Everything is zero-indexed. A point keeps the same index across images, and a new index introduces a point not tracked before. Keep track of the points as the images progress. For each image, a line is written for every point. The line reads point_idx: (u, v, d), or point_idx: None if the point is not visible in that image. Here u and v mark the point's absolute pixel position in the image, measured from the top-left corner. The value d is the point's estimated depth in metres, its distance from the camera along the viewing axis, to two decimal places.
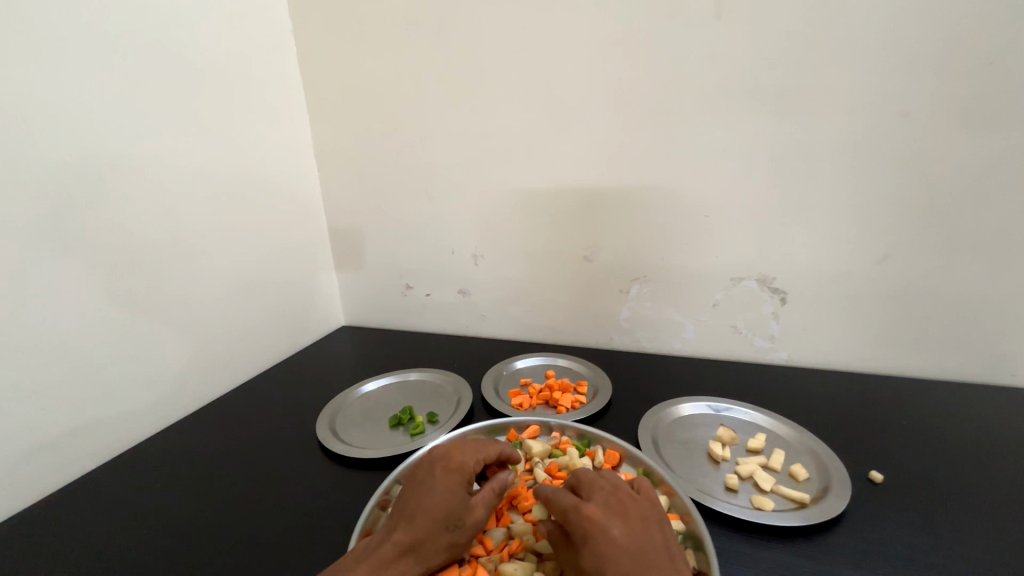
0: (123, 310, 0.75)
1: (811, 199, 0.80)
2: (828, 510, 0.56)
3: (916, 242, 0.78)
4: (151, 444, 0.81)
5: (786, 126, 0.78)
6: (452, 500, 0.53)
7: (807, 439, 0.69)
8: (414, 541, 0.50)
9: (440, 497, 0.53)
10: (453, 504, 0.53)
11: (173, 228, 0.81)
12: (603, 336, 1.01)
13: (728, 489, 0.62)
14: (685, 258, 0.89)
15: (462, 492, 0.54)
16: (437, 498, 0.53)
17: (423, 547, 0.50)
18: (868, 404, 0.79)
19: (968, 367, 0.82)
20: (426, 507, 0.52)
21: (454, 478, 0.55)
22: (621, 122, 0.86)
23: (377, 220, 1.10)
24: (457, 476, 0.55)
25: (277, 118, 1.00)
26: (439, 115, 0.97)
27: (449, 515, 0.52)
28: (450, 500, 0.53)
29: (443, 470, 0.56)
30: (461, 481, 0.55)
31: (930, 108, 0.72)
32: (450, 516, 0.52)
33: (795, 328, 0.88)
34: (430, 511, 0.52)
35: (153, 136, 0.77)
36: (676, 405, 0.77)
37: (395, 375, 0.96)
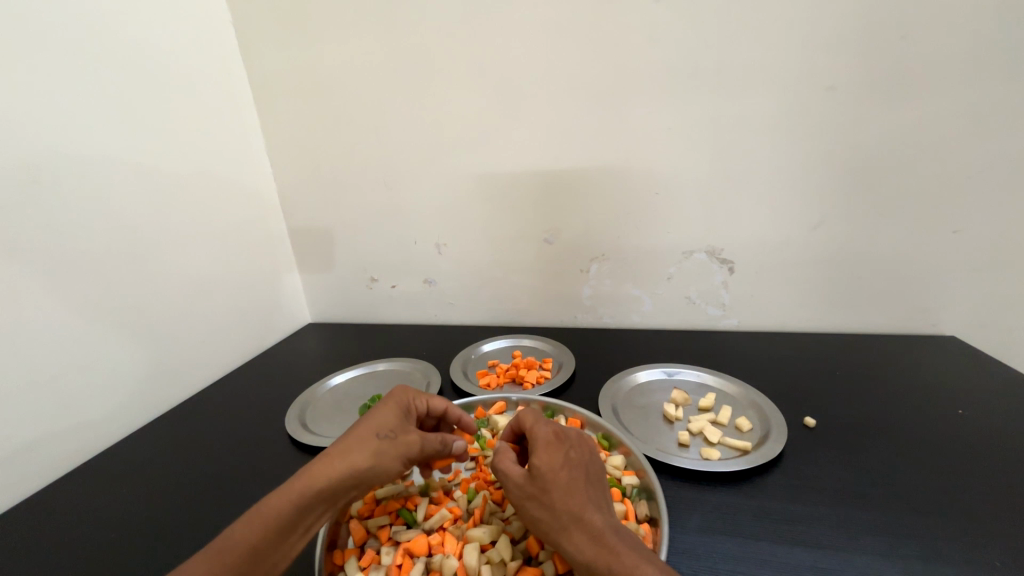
0: (75, 318, 0.72)
1: (751, 172, 0.85)
2: (767, 454, 0.62)
3: (844, 208, 0.84)
4: (114, 453, 0.79)
5: (725, 103, 0.82)
6: (384, 419, 0.54)
7: (751, 393, 0.74)
8: (341, 448, 0.51)
9: (378, 415, 0.55)
10: (386, 421, 0.54)
11: (125, 230, 0.78)
12: (567, 315, 1.05)
13: (680, 444, 0.66)
14: (639, 235, 0.93)
15: (398, 415, 0.56)
16: (371, 418, 0.55)
17: (344, 452, 0.50)
18: (808, 360, 0.86)
19: (894, 320, 0.90)
20: (360, 425, 0.54)
21: (394, 403, 0.57)
22: (574, 106, 0.88)
23: (337, 215, 1.09)
24: (395, 403, 0.57)
25: (225, 112, 0.97)
26: (395, 104, 0.96)
27: (381, 429, 0.53)
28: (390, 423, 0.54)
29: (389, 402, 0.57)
30: (399, 405, 0.57)
31: (851, 83, 0.77)
32: (380, 430, 0.53)
33: (742, 295, 0.94)
34: (362, 425, 0.53)
35: (96, 138, 0.74)
36: (633, 373, 0.81)
37: (364, 366, 0.96)
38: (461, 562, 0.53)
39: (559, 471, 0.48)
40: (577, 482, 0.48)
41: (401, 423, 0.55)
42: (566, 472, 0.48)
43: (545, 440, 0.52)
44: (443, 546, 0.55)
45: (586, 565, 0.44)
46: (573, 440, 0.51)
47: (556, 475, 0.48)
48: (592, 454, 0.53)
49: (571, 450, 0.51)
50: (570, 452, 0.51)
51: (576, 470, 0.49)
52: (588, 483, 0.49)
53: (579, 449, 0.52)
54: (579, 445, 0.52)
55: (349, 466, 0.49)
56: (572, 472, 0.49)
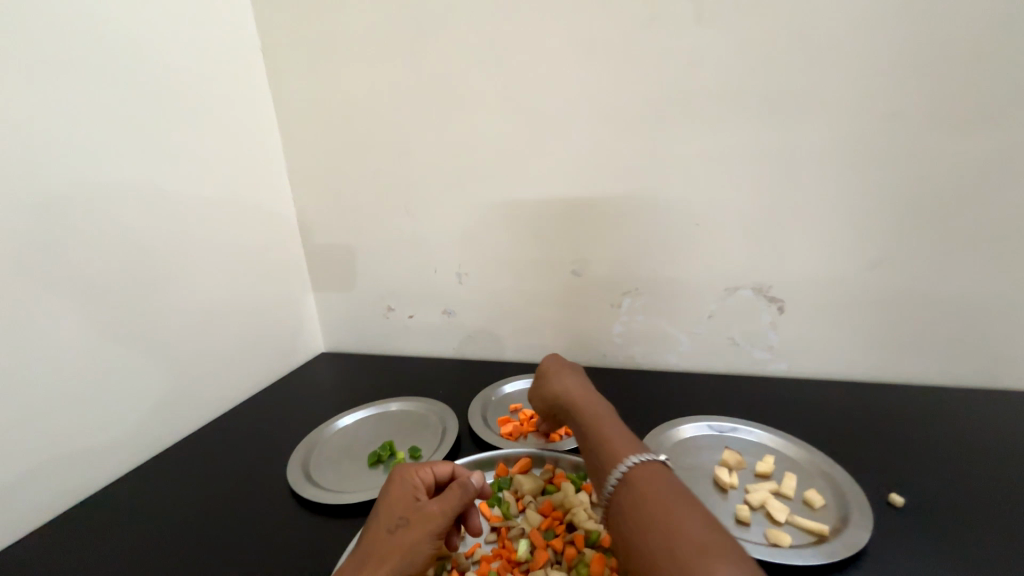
0: (74, 347, 0.68)
1: (805, 204, 0.77)
2: (853, 543, 0.51)
3: (914, 245, 0.75)
4: (105, 496, 0.72)
5: (775, 129, 0.75)
6: (393, 506, 0.50)
7: (818, 460, 0.64)
8: (362, 555, 0.46)
9: (387, 501, 0.51)
10: (397, 509, 0.50)
11: (134, 254, 0.75)
12: (596, 354, 0.96)
13: (740, 522, 0.56)
14: (677, 268, 0.86)
15: (406, 498, 0.51)
16: (381, 508, 0.51)
17: (368, 559, 0.46)
18: (878, 417, 0.75)
19: (975, 373, 0.79)
20: (373, 521, 0.50)
21: (401, 479, 0.53)
22: (607, 131, 0.83)
23: (357, 241, 1.04)
24: (399, 481, 0.53)
25: (246, 134, 0.95)
26: (419, 128, 0.92)
27: (395, 519, 0.49)
28: (400, 513, 0.50)
29: (389, 498, 0.51)
30: (405, 482, 0.53)
31: (920, 108, 0.70)
32: (391, 523, 0.49)
33: (795, 338, 0.84)
34: (375, 521, 0.49)
35: (112, 162, 0.71)
36: (676, 427, 0.72)
37: (375, 406, 0.89)
38: None
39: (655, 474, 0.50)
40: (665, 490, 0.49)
41: (412, 506, 0.50)
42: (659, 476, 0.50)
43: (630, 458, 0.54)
44: None
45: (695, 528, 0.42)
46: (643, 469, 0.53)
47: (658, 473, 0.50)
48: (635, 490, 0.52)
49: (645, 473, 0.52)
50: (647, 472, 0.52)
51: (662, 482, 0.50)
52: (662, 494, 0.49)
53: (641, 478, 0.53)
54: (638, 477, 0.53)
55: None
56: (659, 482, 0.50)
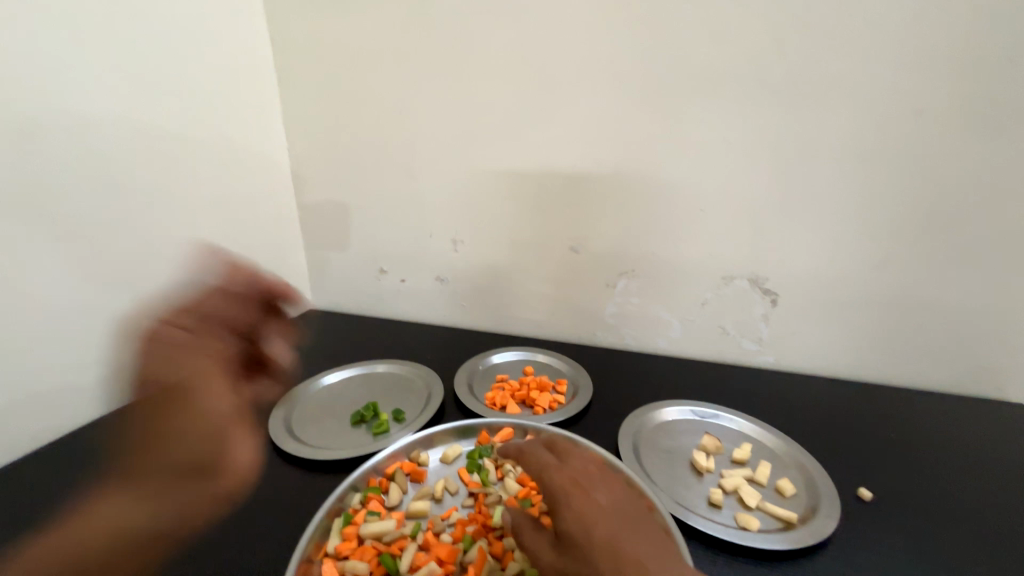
0: (52, 285, 0.66)
1: (811, 198, 0.76)
2: (818, 531, 0.53)
3: (914, 249, 0.74)
4: (84, 436, 0.72)
5: (791, 118, 0.73)
6: (179, 400, 0.52)
7: (794, 452, 0.66)
8: (168, 456, 0.50)
9: (173, 393, 0.52)
10: (183, 404, 0.52)
11: (117, 195, 0.72)
12: (586, 332, 0.96)
13: (712, 504, 0.58)
14: (676, 253, 0.85)
15: (186, 390, 0.53)
16: (180, 405, 0.52)
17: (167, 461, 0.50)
18: (854, 415, 0.77)
19: (954, 379, 0.80)
20: (165, 417, 0.52)
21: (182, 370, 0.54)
22: (618, 105, 0.79)
23: (352, 199, 1.01)
24: (183, 370, 0.54)
25: (241, 75, 0.90)
26: (424, 84, 0.88)
27: (184, 411, 0.52)
28: (183, 401, 0.52)
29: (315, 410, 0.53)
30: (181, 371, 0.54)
31: (942, 109, 0.68)
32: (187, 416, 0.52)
33: (784, 332, 0.84)
34: (173, 418, 0.52)
35: (93, 92, 0.67)
36: (659, 409, 0.72)
37: (361, 366, 0.89)
38: None
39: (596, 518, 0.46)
40: (618, 525, 0.46)
41: (200, 394, 0.53)
42: (598, 519, 0.46)
43: (562, 490, 0.49)
44: None
45: None
46: (595, 487, 0.50)
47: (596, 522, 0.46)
48: (616, 492, 0.51)
49: (597, 496, 0.49)
50: (596, 497, 0.49)
51: (609, 517, 0.47)
52: (626, 521, 0.47)
53: (606, 491, 0.50)
54: (604, 487, 0.51)
55: (181, 471, 0.51)
56: (608, 518, 0.47)
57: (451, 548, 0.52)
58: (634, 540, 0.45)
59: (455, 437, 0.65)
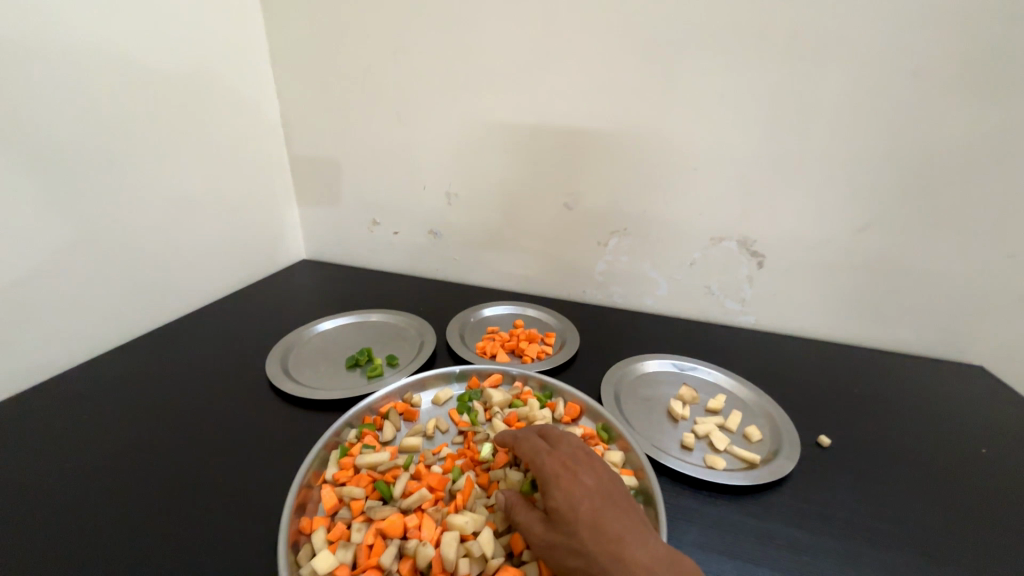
0: (41, 223, 0.65)
1: (807, 160, 0.76)
2: (778, 471, 0.58)
3: (901, 215, 0.76)
4: (78, 373, 0.73)
5: (795, 74, 0.71)
6: None
7: (764, 402, 0.70)
8: None
9: None
10: None
11: (99, 130, 0.69)
12: (576, 289, 0.98)
13: (684, 447, 0.62)
14: (668, 213, 0.85)
15: None
16: None
17: None
18: (825, 372, 0.81)
19: (923, 342, 0.84)
20: None
21: None
22: (621, 54, 0.77)
23: (344, 146, 0.99)
24: None
25: (222, 6, 0.84)
26: (419, 25, 0.84)
27: None
28: None
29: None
30: None
31: (946, 70, 0.67)
32: None
33: (767, 293, 0.87)
34: None
35: (67, 16, 0.63)
36: (641, 361, 0.76)
37: (355, 315, 0.91)
38: (437, 551, 0.48)
39: (581, 501, 0.44)
40: (605, 510, 0.43)
41: None
42: (585, 502, 0.44)
43: (550, 473, 0.47)
44: (420, 530, 0.49)
45: None
46: (585, 471, 0.47)
47: (581, 508, 0.43)
48: (608, 472, 0.48)
49: (585, 478, 0.46)
50: (585, 480, 0.46)
51: (599, 501, 0.44)
52: (617, 508, 0.44)
53: (596, 474, 0.47)
54: (591, 468, 0.48)
55: None
56: (596, 501, 0.44)
57: (442, 477, 0.55)
58: (621, 520, 0.43)
59: (447, 381, 0.70)
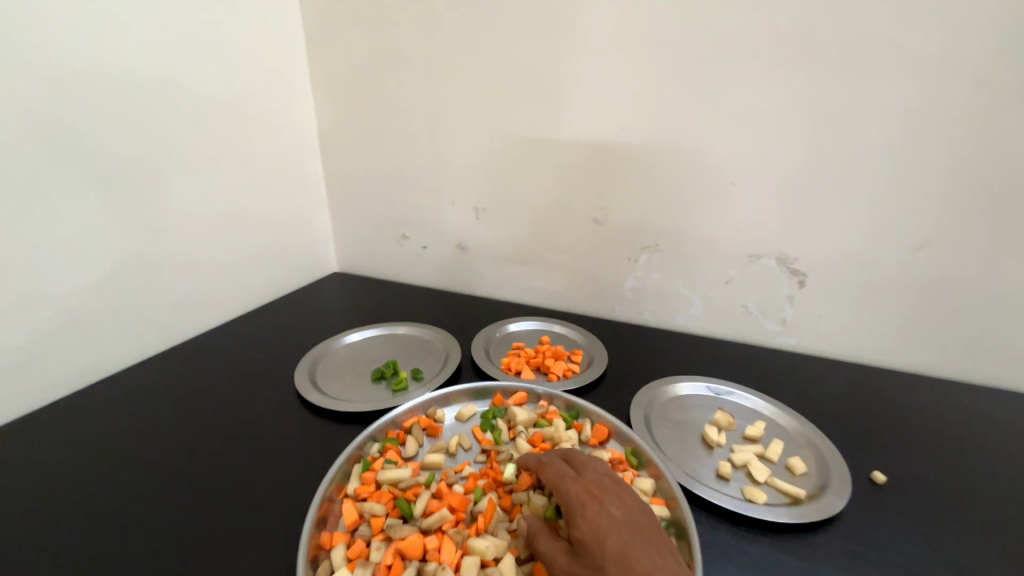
0: (91, 235, 0.70)
1: (851, 174, 0.72)
2: (826, 509, 0.53)
3: (960, 232, 0.70)
4: (123, 379, 0.77)
5: (836, 85, 0.68)
6: None
7: (808, 431, 0.65)
8: None
9: None
10: None
11: (148, 149, 0.74)
12: (604, 306, 0.96)
13: (719, 477, 0.58)
14: (701, 229, 0.83)
15: None
16: None
17: None
18: (877, 402, 0.75)
19: (990, 371, 0.77)
20: None
21: None
22: (650, 70, 0.76)
23: (376, 162, 1.02)
24: None
25: (267, 35, 0.90)
26: (450, 46, 0.87)
27: None
28: None
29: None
30: None
31: (1008, 78, 0.62)
32: None
33: (809, 314, 0.82)
34: None
35: (126, 48, 0.69)
36: (672, 383, 0.73)
37: (383, 327, 0.92)
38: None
39: (609, 533, 0.41)
40: (634, 545, 0.41)
41: None
42: (612, 534, 0.41)
43: (575, 501, 0.45)
44: (439, 553, 0.48)
45: None
46: (613, 500, 0.44)
47: (607, 541, 0.41)
48: (637, 503, 0.45)
49: (612, 508, 0.43)
50: (612, 511, 0.43)
51: (627, 534, 0.41)
52: (648, 543, 0.41)
53: (624, 505, 0.45)
54: (618, 498, 0.45)
55: None
56: (625, 535, 0.41)
57: (463, 497, 0.53)
58: (650, 555, 0.40)
59: (471, 398, 0.69)
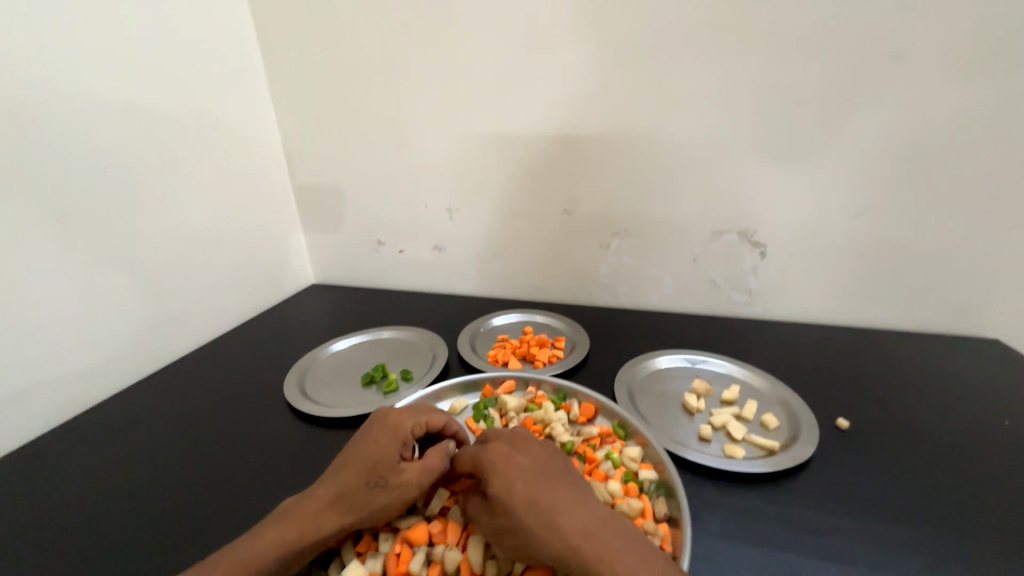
0: (61, 269, 0.68)
1: (797, 148, 0.77)
2: (798, 456, 0.58)
3: (897, 194, 0.76)
4: (103, 410, 0.76)
5: (777, 67, 0.73)
6: None
7: (779, 389, 0.70)
8: None
9: None
10: None
11: (114, 177, 0.73)
12: (582, 293, 0.99)
13: (701, 439, 0.62)
14: (666, 210, 0.87)
15: None
16: None
17: None
18: (839, 357, 0.80)
19: (935, 319, 0.84)
20: None
21: None
22: (606, 63, 0.79)
23: (345, 170, 1.02)
24: None
25: (223, 51, 0.89)
26: (410, 51, 0.87)
27: None
28: None
29: (379, 424, 0.53)
30: None
31: (926, 51, 0.68)
32: None
33: (772, 282, 0.88)
34: None
35: (80, 76, 0.68)
36: (652, 358, 0.77)
37: (367, 333, 0.92)
38: (465, 556, 0.49)
39: (514, 481, 0.45)
40: (537, 485, 0.45)
41: None
42: (518, 480, 0.45)
43: (484, 460, 0.47)
44: (445, 536, 0.51)
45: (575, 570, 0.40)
46: (518, 450, 0.48)
47: (513, 488, 0.44)
48: (543, 451, 0.50)
49: (517, 458, 0.47)
50: (517, 460, 0.47)
51: (532, 477, 0.45)
52: (553, 482, 0.46)
53: (528, 453, 0.48)
54: (525, 448, 0.49)
55: None
56: (529, 477, 0.45)
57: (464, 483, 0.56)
58: (561, 493, 0.44)
59: (461, 392, 0.71)
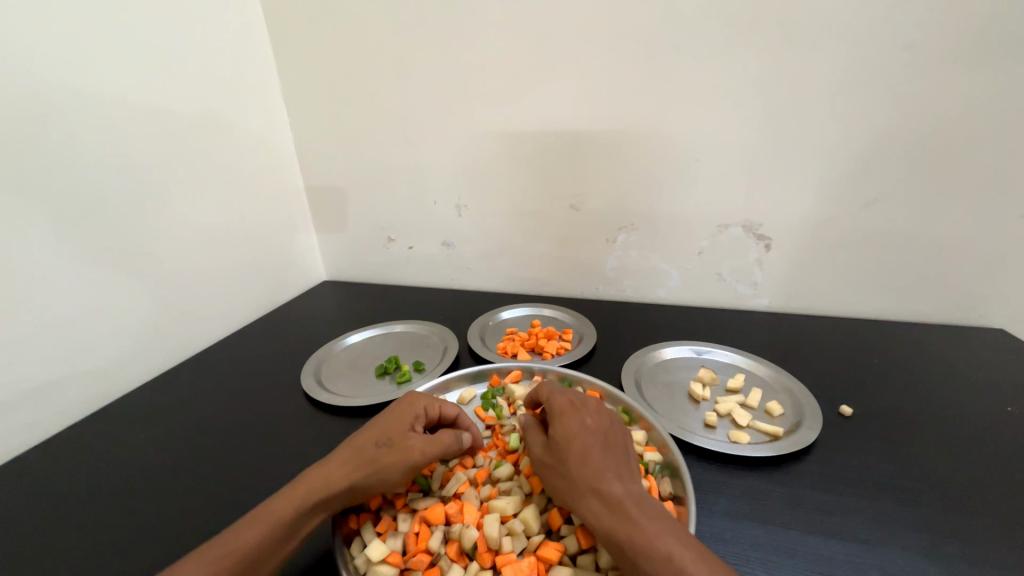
0: (87, 266, 0.72)
1: (800, 142, 0.78)
2: (801, 440, 0.59)
3: (901, 185, 0.77)
4: (130, 402, 0.79)
5: (778, 62, 0.74)
6: None
7: (783, 377, 0.71)
8: None
9: None
10: None
11: (134, 178, 0.76)
12: (589, 287, 1.01)
13: (707, 425, 0.64)
14: (671, 205, 0.88)
15: None
16: None
17: None
18: (843, 348, 0.82)
19: (941, 309, 0.84)
20: None
21: None
22: (609, 60, 0.81)
23: (355, 169, 1.04)
24: None
25: (236, 54, 0.92)
26: (417, 51, 0.90)
27: None
28: None
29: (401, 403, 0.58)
30: None
31: (927, 42, 0.69)
32: None
33: (776, 274, 0.89)
34: None
35: (102, 81, 0.71)
36: (658, 349, 0.78)
37: (380, 327, 0.95)
38: (481, 533, 0.51)
39: (575, 438, 0.50)
40: (593, 448, 0.49)
41: None
42: (579, 436, 0.50)
43: (558, 413, 0.53)
44: (461, 515, 0.52)
45: (602, 528, 0.43)
46: (590, 412, 0.53)
47: (571, 442, 0.49)
48: (615, 422, 0.53)
49: (585, 418, 0.52)
50: (585, 420, 0.52)
51: (591, 438, 0.49)
52: (607, 450, 0.49)
53: (597, 417, 0.53)
54: (596, 413, 0.53)
55: None
56: (588, 438, 0.50)
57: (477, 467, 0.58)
58: (609, 463, 0.48)
59: (468, 381, 0.73)
